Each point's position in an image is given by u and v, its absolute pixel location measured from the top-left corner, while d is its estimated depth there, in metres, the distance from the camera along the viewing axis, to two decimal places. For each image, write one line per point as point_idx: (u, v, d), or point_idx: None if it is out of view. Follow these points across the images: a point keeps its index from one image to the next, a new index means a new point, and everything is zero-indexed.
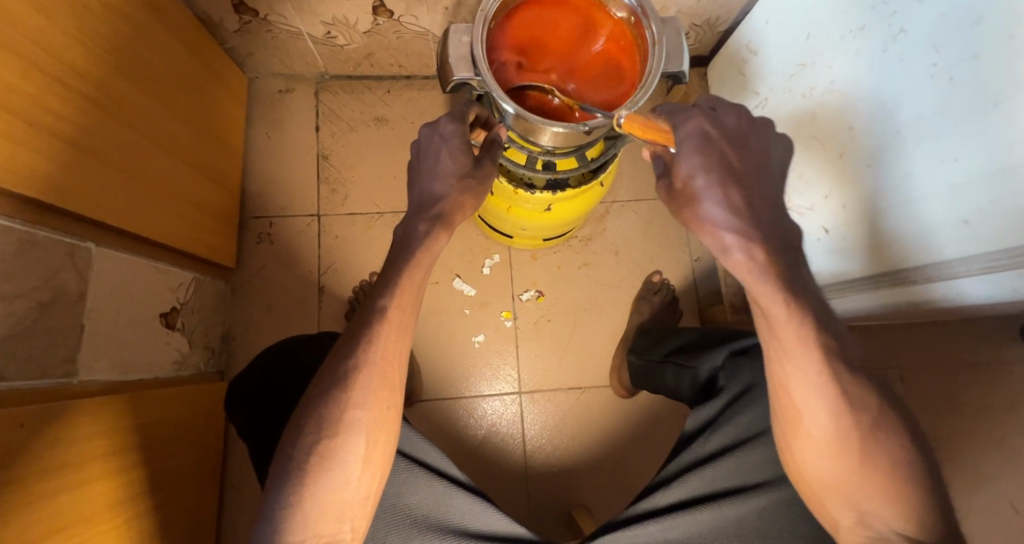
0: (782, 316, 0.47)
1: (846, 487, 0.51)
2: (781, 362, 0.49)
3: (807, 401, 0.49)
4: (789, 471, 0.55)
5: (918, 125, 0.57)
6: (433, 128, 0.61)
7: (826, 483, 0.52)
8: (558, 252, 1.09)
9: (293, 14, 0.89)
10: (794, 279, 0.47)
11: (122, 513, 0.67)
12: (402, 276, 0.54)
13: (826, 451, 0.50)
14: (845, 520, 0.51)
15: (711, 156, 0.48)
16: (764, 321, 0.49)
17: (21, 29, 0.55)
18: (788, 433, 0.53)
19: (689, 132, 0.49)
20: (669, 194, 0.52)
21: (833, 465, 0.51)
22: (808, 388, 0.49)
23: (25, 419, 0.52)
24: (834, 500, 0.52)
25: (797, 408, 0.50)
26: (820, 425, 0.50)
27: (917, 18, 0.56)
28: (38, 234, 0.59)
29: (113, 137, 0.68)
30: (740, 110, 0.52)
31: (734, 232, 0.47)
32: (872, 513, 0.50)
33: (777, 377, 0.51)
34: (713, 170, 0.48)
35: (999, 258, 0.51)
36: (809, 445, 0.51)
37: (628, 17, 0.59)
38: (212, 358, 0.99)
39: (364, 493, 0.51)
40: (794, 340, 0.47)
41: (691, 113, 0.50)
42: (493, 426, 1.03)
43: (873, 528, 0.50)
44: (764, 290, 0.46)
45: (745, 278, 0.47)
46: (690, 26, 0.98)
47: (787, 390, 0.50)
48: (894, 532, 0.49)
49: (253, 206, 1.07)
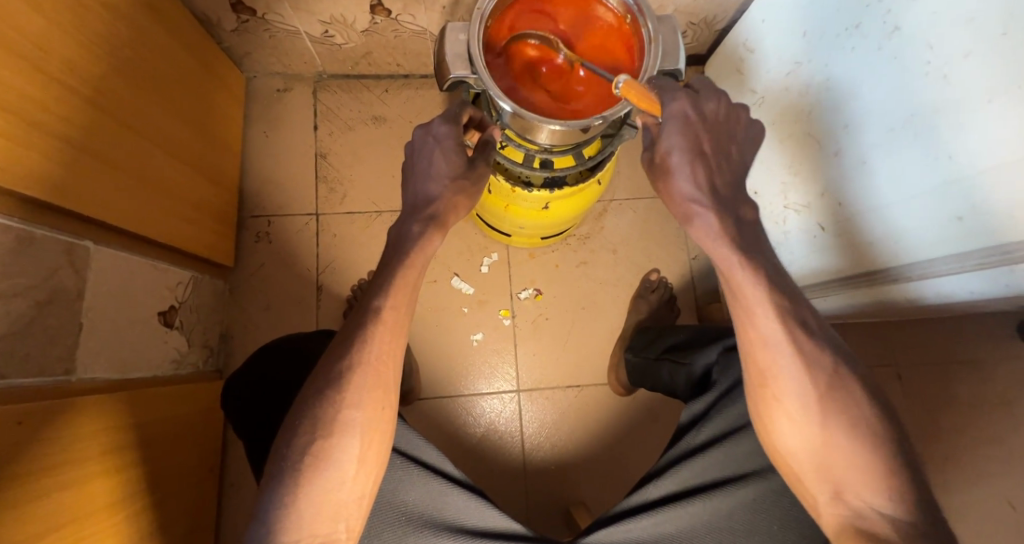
0: (739, 276, 0.49)
1: (821, 459, 0.50)
2: (745, 326, 0.50)
3: (772, 364, 0.50)
4: (765, 447, 0.55)
5: (912, 123, 0.57)
6: (427, 129, 0.60)
7: (800, 454, 0.51)
8: (556, 251, 1.09)
9: (290, 13, 0.89)
10: (753, 247, 0.49)
11: (121, 510, 0.67)
12: (397, 277, 0.54)
13: (797, 420, 0.50)
14: (822, 496, 0.50)
15: (688, 137, 0.50)
16: (732, 298, 0.50)
17: (21, 29, 0.55)
18: (760, 405, 0.53)
19: (673, 114, 0.51)
20: (650, 166, 0.54)
21: (805, 434, 0.50)
22: (772, 352, 0.50)
23: (24, 416, 0.52)
24: (810, 474, 0.51)
25: (764, 375, 0.51)
26: (787, 390, 0.50)
27: (912, 16, 0.56)
28: (37, 232, 0.59)
29: (111, 136, 0.68)
30: (723, 96, 0.53)
31: (702, 207, 0.49)
32: (847, 487, 0.49)
33: (743, 344, 0.52)
34: (689, 148, 0.50)
35: (992, 255, 0.51)
36: (779, 413, 0.51)
37: (625, 14, 0.59)
38: (210, 357, 0.99)
39: (359, 493, 0.52)
40: (756, 305, 0.48)
41: (675, 94, 0.51)
42: (491, 424, 1.03)
43: (850, 505, 0.49)
44: (720, 251, 0.49)
45: (704, 242, 0.50)
46: (687, 24, 0.98)
47: (752, 356, 0.51)
48: (872, 509, 0.48)
49: (252, 205, 1.08)
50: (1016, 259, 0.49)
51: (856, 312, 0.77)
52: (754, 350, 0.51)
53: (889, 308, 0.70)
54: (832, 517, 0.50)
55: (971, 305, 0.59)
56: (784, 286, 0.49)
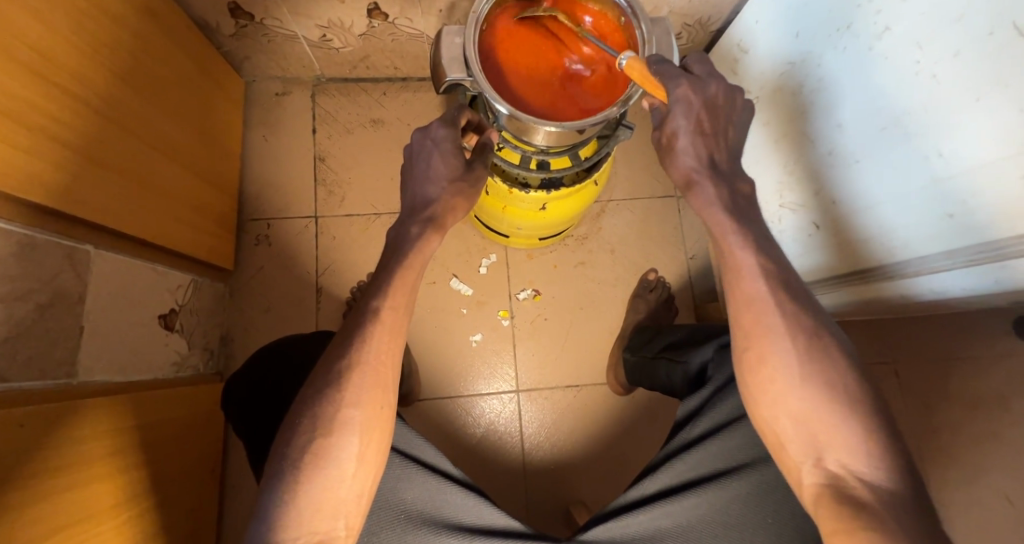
0: (731, 242, 0.52)
1: (805, 423, 0.50)
2: (733, 290, 0.53)
3: (757, 326, 0.51)
4: (750, 416, 0.54)
5: (903, 121, 0.58)
6: (426, 132, 0.61)
7: (784, 420, 0.51)
8: (555, 251, 1.10)
9: (288, 18, 0.90)
10: (742, 214, 0.53)
11: (125, 511, 0.68)
12: (395, 278, 0.55)
13: (782, 384, 0.51)
14: (804, 462, 0.50)
15: (691, 120, 0.53)
16: (724, 262, 0.53)
17: (22, 36, 0.56)
18: (746, 372, 0.53)
19: (679, 100, 0.52)
20: (658, 143, 0.57)
21: (790, 397, 0.50)
22: (758, 313, 0.51)
23: (26, 419, 0.53)
24: (792, 440, 0.51)
25: (748, 339, 0.52)
26: (773, 351, 0.51)
27: (902, 16, 0.56)
28: (38, 237, 0.60)
29: (112, 142, 0.69)
30: (723, 80, 0.55)
31: (700, 177, 0.53)
32: (829, 452, 0.49)
33: (733, 313, 0.54)
34: (694, 131, 0.53)
35: (982, 251, 0.52)
36: (764, 376, 0.51)
37: (618, 17, 0.60)
38: (211, 360, 0.99)
39: (359, 491, 0.52)
40: (745, 265, 0.51)
41: (677, 80, 0.52)
42: (491, 425, 1.03)
43: (830, 471, 0.49)
44: (715, 217, 0.53)
45: (702, 210, 0.54)
46: (682, 26, 0.99)
47: (739, 324, 0.53)
48: (853, 476, 0.47)
49: (252, 209, 1.08)
50: (1006, 255, 0.49)
51: (853, 309, 0.77)
52: (741, 317, 0.53)
53: (884, 305, 0.71)
54: (812, 486, 0.50)
55: (964, 301, 0.60)
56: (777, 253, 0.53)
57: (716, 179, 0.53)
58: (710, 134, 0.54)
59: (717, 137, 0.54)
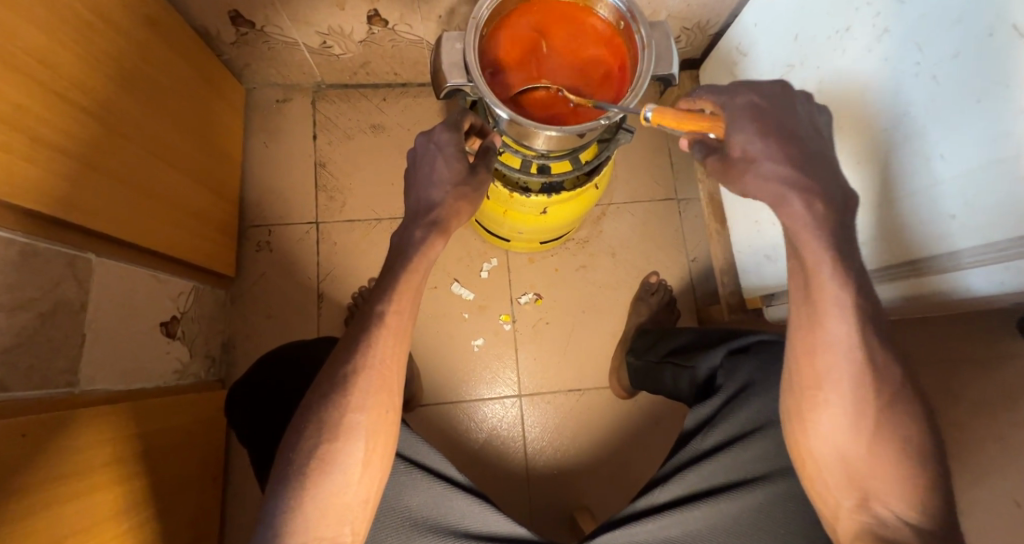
0: (825, 278, 0.46)
1: (852, 464, 0.50)
2: (811, 329, 0.49)
3: (830, 370, 0.49)
4: (791, 448, 0.55)
5: (906, 122, 0.58)
6: (428, 136, 0.61)
7: (832, 461, 0.51)
8: (556, 255, 1.10)
9: (289, 25, 0.90)
10: (846, 237, 0.46)
11: (127, 520, 0.67)
12: (400, 281, 0.54)
13: (835, 425, 0.50)
14: (846, 501, 0.51)
15: (761, 126, 0.46)
16: (804, 288, 0.49)
17: (22, 45, 0.56)
18: (802, 411, 0.52)
19: (740, 107, 0.48)
20: (724, 167, 0.48)
21: (841, 439, 0.50)
22: (834, 358, 0.49)
23: (27, 429, 0.52)
24: (836, 479, 0.51)
25: (817, 379, 0.50)
26: (840, 395, 0.50)
27: (900, 19, 0.57)
28: (41, 245, 0.60)
29: (114, 152, 0.69)
30: (788, 89, 0.50)
31: None
32: (876, 495, 0.50)
33: (795, 347, 0.51)
34: (770, 137, 0.46)
35: (986, 252, 0.51)
36: (816, 414, 0.51)
37: (618, 21, 0.60)
38: (212, 367, 0.99)
39: (364, 496, 0.52)
40: (834, 303, 0.47)
41: (735, 89, 0.50)
42: (493, 430, 1.03)
43: (875, 513, 0.50)
44: (812, 247, 0.46)
45: (798, 233, 0.46)
46: (681, 29, 0.99)
47: (801, 358, 0.51)
48: (898, 518, 0.49)
49: (253, 215, 1.08)
50: (1009, 256, 0.48)
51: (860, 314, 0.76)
52: (802, 351, 0.51)
53: (891, 309, 0.70)
54: (850, 523, 0.51)
55: (968, 305, 0.59)
56: (859, 262, 0.47)
57: (825, 195, 0.45)
58: (787, 141, 0.46)
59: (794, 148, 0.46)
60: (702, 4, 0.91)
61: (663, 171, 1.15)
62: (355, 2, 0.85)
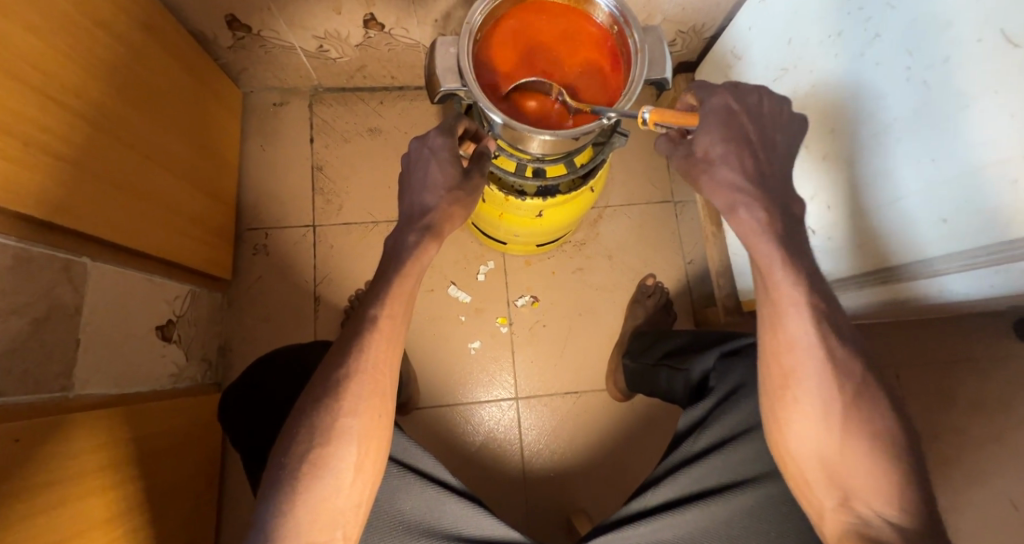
0: (779, 277, 0.48)
1: (832, 464, 0.50)
2: (774, 327, 0.50)
3: (797, 367, 0.50)
4: (772, 449, 0.55)
5: (897, 126, 0.58)
6: (422, 141, 0.61)
7: (811, 459, 0.51)
8: (553, 257, 1.10)
9: (285, 29, 0.91)
10: (793, 242, 0.48)
11: (121, 524, 0.68)
12: (393, 286, 0.55)
13: (809, 423, 0.50)
14: (829, 501, 0.51)
15: (728, 131, 0.49)
16: (761, 284, 0.50)
17: (19, 52, 0.56)
18: (775, 409, 0.52)
19: (714, 110, 0.50)
20: (685, 163, 0.52)
21: (817, 437, 0.50)
22: (798, 355, 0.49)
23: (20, 434, 0.52)
24: (818, 479, 0.51)
25: (787, 377, 0.50)
26: (812, 392, 0.49)
27: (891, 23, 0.57)
28: (35, 250, 0.60)
29: (110, 156, 0.70)
30: (765, 88, 0.52)
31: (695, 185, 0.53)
32: (857, 494, 0.49)
33: (766, 345, 0.52)
34: (732, 142, 0.49)
35: (977, 255, 0.51)
36: (791, 413, 0.51)
37: (612, 26, 0.60)
38: (209, 370, 0.99)
39: (357, 500, 0.52)
40: (789, 300, 0.48)
41: (716, 87, 0.51)
42: (490, 433, 1.03)
43: (857, 512, 0.49)
44: (764, 248, 0.48)
45: (747, 236, 0.49)
46: (676, 33, 0.99)
47: (773, 356, 0.51)
48: (880, 518, 0.48)
49: (250, 219, 1.09)
50: (1001, 259, 0.49)
51: (853, 317, 0.76)
52: (773, 349, 0.51)
53: (882, 312, 0.70)
54: (835, 523, 0.51)
55: (960, 308, 0.59)
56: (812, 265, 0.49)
57: (767, 202, 0.48)
58: (748, 144, 0.49)
59: (759, 148, 0.50)
60: (697, 8, 0.91)
61: (660, 173, 1.15)
62: (352, 7, 0.86)
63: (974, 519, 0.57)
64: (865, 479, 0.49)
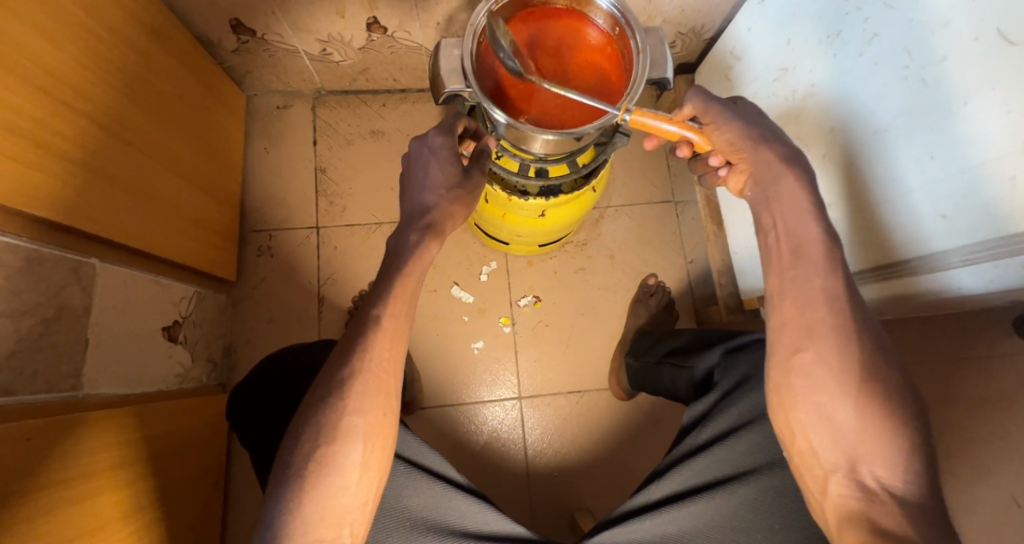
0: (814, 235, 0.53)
1: (841, 436, 0.50)
2: (800, 286, 0.53)
3: (810, 330, 0.52)
4: (776, 424, 0.55)
5: (895, 125, 0.59)
6: (422, 141, 0.63)
7: (816, 427, 0.51)
8: (555, 258, 1.11)
9: (289, 33, 0.92)
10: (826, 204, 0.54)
11: (132, 522, 0.68)
12: (395, 286, 0.55)
13: (814, 389, 0.51)
14: (835, 470, 0.51)
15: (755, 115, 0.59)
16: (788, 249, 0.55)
17: (28, 55, 0.57)
18: (785, 379, 0.53)
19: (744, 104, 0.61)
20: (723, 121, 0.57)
21: (825, 403, 0.51)
22: (811, 317, 0.52)
23: (32, 433, 0.53)
24: (826, 450, 0.51)
25: (805, 339, 0.52)
26: (818, 355, 0.51)
27: (888, 23, 0.58)
28: (45, 251, 0.61)
29: (117, 158, 0.70)
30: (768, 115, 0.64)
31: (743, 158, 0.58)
32: (864, 462, 0.49)
33: (780, 313, 0.54)
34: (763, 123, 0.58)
35: (977, 250, 0.52)
36: (802, 381, 0.52)
37: (613, 28, 0.61)
38: (214, 371, 1.00)
39: (363, 498, 0.53)
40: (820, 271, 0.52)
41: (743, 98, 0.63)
42: (494, 431, 1.04)
43: (863, 483, 0.50)
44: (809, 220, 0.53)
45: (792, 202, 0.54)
46: (676, 34, 1.00)
47: (784, 323, 0.53)
48: (885, 489, 0.49)
49: (254, 221, 1.09)
50: (1001, 255, 0.49)
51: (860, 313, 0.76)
52: (790, 316, 0.53)
53: (888, 306, 0.70)
54: (839, 495, 0.50)
55: (963, 302, 0.59)
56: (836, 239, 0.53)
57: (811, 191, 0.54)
58: (756, 124, 0.57)
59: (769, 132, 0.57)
60: (697, 9, 0.92)
61: (661, 174, 1.16)
62: (355, 10, 0.86)
63: (976, 513, 0.58)
64: (867, 456, 0.49)
